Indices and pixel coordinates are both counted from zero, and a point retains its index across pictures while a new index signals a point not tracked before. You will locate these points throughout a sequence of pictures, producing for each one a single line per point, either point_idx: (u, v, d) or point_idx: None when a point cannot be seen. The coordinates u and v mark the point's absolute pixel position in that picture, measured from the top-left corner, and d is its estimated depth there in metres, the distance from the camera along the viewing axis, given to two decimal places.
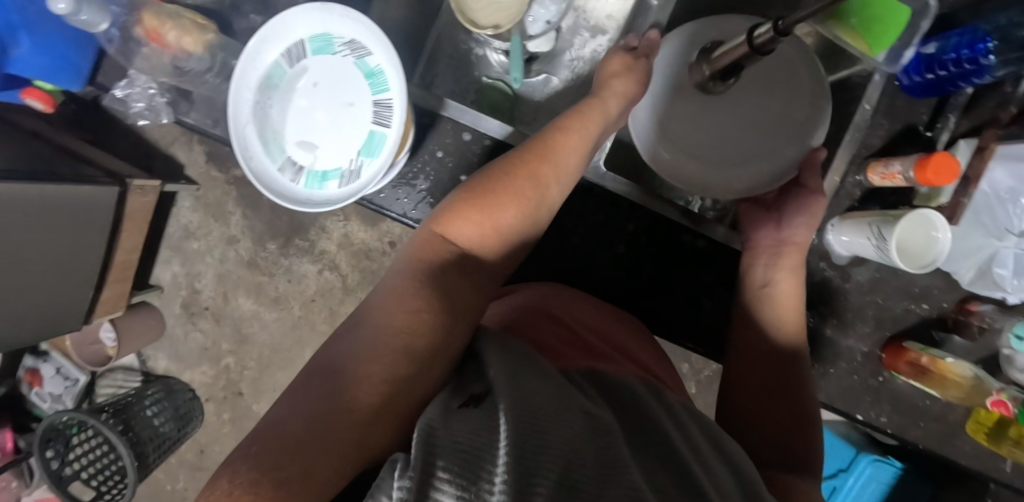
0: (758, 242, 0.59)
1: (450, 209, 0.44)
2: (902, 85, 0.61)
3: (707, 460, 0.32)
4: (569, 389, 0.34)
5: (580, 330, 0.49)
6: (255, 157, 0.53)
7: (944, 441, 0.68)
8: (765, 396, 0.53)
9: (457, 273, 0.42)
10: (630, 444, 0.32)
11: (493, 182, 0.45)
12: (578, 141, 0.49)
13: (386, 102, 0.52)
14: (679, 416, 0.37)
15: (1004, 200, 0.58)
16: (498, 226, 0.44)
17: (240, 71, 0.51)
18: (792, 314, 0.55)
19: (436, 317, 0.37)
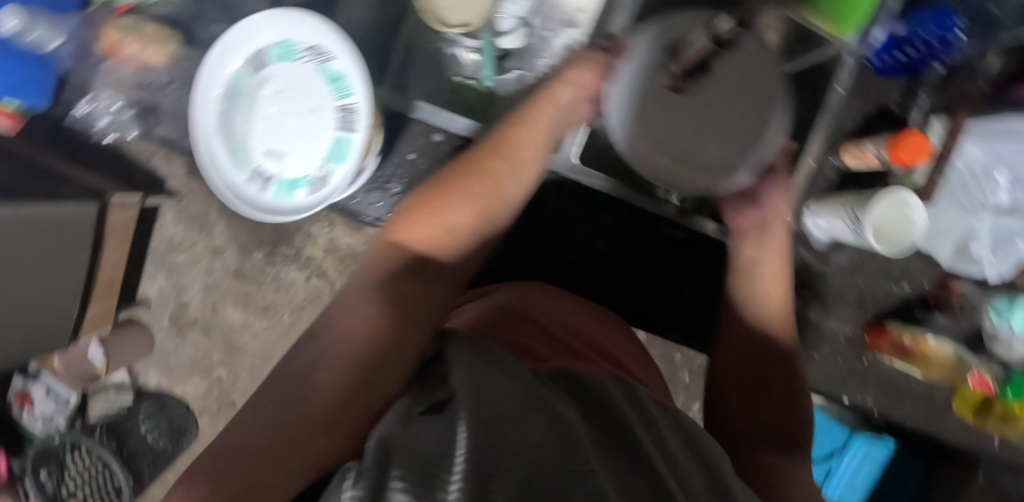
0: (740, 224, 0.55)
1: (404, 214, 0.46)
2: (873, 67, 0.59)
3: (675, 455, 0.33)
4: (537, 388, 0.34)
5: (553, 328, 0.49)
6: (222, 168, 0.53)
7: (931, 419, 0.68)
8: (749, 384, 0.52)
9: (413, 276, 0.42)
10: (596, 442, 0.32)
11: (446, 185, 0.47)
12: (528, 136, 0.50)
13: (350, 107, 0.50)
14: (648, 414, 0.37)
15: (978, 176, 0.59)
16: (450, 226, 0.45)
17: (202, 82, 0.52)
18: (777, 299, 0.53)
19: (393, 321, 0.38)
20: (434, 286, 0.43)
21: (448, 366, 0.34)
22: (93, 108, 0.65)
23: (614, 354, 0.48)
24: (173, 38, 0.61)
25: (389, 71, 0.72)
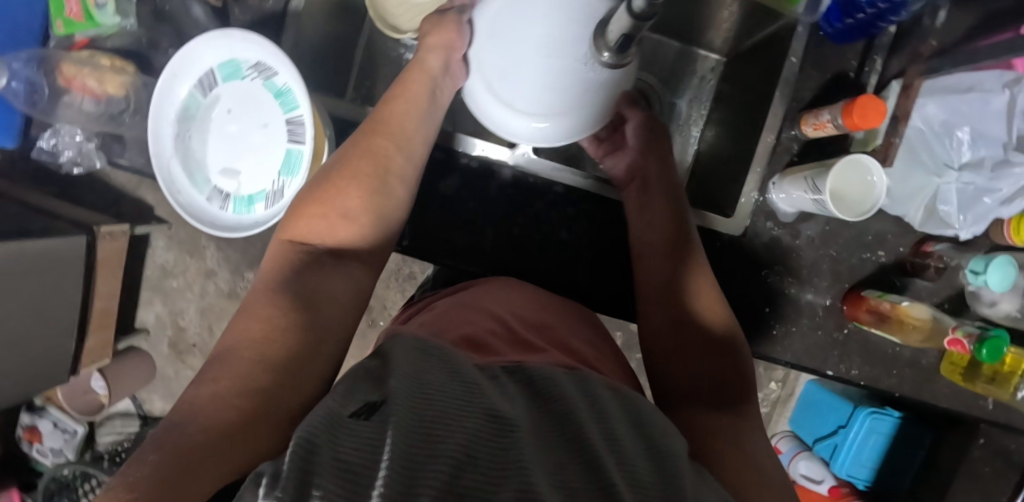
0: (619, 176, 0.62)
1: (298, 215, 0.49)
2: (827, 34, 0.60)
3: (622, 443, 0.32)
4: (479, 382, 0.34)
5: (510, 319, 0.49)
6: (182, 190, 0.54)
7: (920, 385, 0.67)
8: (690, 348, 0.51)
9: (316, 271, 0.45)
10: (537, 434, 0.31)
11: (336, 172, 0.50)
12: (404, 112, 0.53)
13: (297, 119, 0.51)
14: (600, 402, 0.36)
15: (939, 133, 0.56)
16: (340, 211, 0.48)
17: (155, 107, 0.53)
18: (680, 251, 0.55)
19: (295, 317, 0.40)
20: (339, 273, 0.46)
21: (389, 371, 0.33)
22: (55, 140, 0.66)
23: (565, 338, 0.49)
24: (128, 68, 0.63)
25: (352, 78, 0.72)
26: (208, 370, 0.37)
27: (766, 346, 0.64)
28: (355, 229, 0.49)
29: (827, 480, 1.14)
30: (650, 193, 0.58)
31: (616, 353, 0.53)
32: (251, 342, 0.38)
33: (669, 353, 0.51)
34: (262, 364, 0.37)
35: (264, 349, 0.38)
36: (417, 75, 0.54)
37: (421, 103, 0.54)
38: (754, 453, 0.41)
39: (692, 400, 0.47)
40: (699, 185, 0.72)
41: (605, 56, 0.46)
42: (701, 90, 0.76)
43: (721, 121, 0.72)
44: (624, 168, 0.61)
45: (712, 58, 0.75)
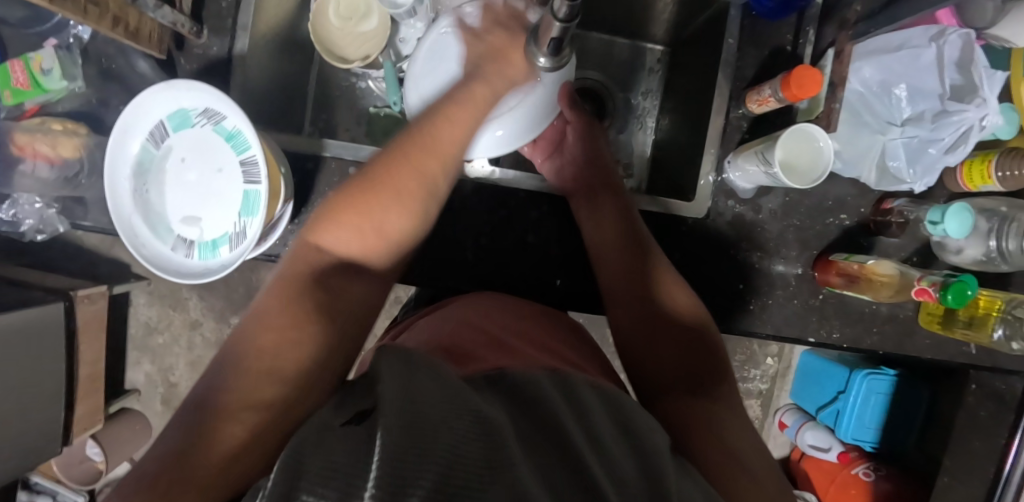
0: (567, 184, 0.62)
1: (327, 219, 0.44)
2: (759, 13, 0.62)
3: (606, 443, 0.29)
4: (461, 386, 0.30)
5: (489, 326, 0.47)
6: (146, 243, 0.54)
7: (901, 339, 0.68)
8: (664, 339, 0.51)
9: (338, 281, 0.43)
10: (520, 429, 0.28)
11: (376, 181, 0.44)
12: (464, 127, 0.48)
13: (250, 159, 0.52)
14: (578, 395, 0.33)
15: (879, 94, 0.57)
16: (376, 227, 0.44)
17: (109, 164, 0.53)
18: (636, 241, 0.56)
19: (305, 330, 0.39)
20: (355, 287, 0.43)
21: (373, 379, 0.30)
22: (15, 211, 0.68)
23: (543, 334, 0.48)
24: (80, 130, 0.64)
25: (308, 113, 0.74)
26: (217, 372, 0.37)
27: (745, 323, 0.65)
28: (387, 245, 0.44)
29: (835, 447, 1.15)
30: (595, 193, 0.60)
31: (590, 351, 0.52)
32: (258, 348, 0.38)
33: (639, 340, 0.52)
34: (267, 377, 0.36)
35: (284, 356, 0.37)
36: (483, 81, 0.50)
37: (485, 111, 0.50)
38: (739, 447, 0.40)
39: (674, 389, 0.47)
40: (660, 174, 0.74)
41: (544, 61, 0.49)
42: (648, 86, 0.78)
43: (674, 109, 0.73)
44: (571, 174, 0.63)
45: (657, 50, 0.77)
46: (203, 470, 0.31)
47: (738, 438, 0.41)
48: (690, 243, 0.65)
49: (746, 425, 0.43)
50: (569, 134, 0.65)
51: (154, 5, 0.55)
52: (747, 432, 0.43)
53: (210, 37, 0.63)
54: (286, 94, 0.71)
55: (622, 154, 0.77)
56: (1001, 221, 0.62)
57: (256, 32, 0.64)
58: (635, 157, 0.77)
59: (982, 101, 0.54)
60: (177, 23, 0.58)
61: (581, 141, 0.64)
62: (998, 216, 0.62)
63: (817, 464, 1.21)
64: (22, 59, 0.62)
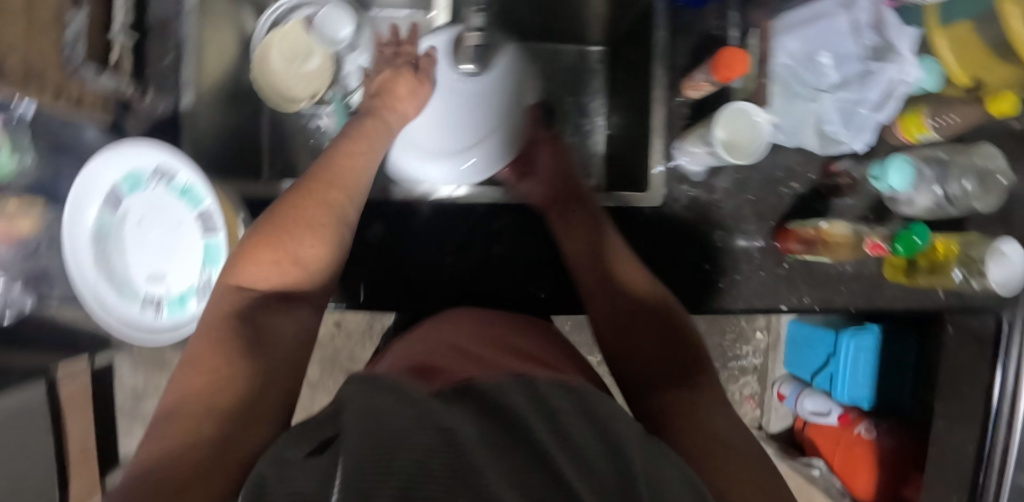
0: (537, 197, 0.65)
1: (245, 258, 0.47)
2: (684, 4, 0.64)
3: (574, 434, 0.27)
4: (428, 406, 0.30)
5: (461, 340, 0.47)
6: (114, 307, 0.54)
7: (871, 295, 0.70)
8: (639, 332, 0.53)
9: (266, 314, 0.45)
10: (489, 425, 0.29)
11: (285, 217, 0.49)
12: (360, 159, 0.56)
13: (207, 210, 0.53)
14: (544, 393, 0.32)
15: (806, 64, 0.59)
16: (295, 256, 0.48)
17: (67, 237, 0.53)
18: (598, 238, 0.58)
19: (240, 363, 0.40)
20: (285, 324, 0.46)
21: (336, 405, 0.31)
22: None
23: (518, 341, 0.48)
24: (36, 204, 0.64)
25: (264, 160, 0.76)
26: (160, 425, 0.36)
27: (716, 302, 0.66)
28: (311, 272, 0.49)
29: (834, 410, 1.16)
30: (570, 207, 0.62)
31: (568, 354, 0.53)
32: (198, 385, 0.38)
33: (615, 335, 0.54)
34: (209, 414, 0.36)
35: (244, 388, 0.39)
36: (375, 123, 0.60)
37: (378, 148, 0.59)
38: (720, 430, 0.41)
39: (655, 382, 0.48)
40: (617, 169, 0.76)
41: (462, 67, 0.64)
42: (594, 89, 0.81)
43: (620, 106, 0.76)
44: (543, 191, 0.65)
45: (595, 50, 0.80)
46: (178, 488, 0.30)
47: (713, 420, 0.42)
48: (653, 231, 0.67)
49: (723, 408, 0.45)
50: (538, 153, 0.68)
51: (95, 73, 0.56)
52: (723, 412, 0.43)
53: (155, 96, 0.63)
54: (239, 142, 0.72)
55: (580, 156, 0.80)
56: (942, 168, 0.65)
57: (201, 85, 0.63)
58: (591, 158, 0.80)
59: (899, 56, 0.56)
60: (120, 88, 0.59)
61: (550, 164, 0.67)
62: (937, 163, 0.66)
63: (823, 429, 1.21)
64: None
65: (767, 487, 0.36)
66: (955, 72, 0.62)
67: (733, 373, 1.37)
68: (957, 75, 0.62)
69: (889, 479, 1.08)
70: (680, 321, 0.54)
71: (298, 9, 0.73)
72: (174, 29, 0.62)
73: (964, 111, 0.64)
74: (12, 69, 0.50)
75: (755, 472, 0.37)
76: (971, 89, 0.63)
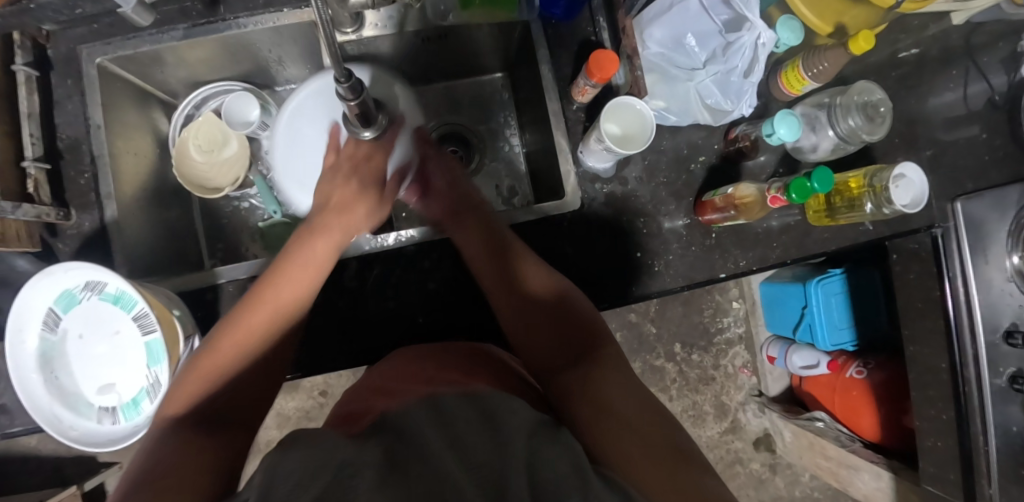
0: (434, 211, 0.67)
1: (186, 381, 0.51)
2: (556, 20, 0.69)
3: (464, 438, 0.35)
4: (336, 444, 0.36)
5: (383, 384, 0.53)
6: (69, 424, 0.55)
7: (803, 244, 0.73)
8: (541, 329, 0.59)
9: (202, 420, 0.48)
10: (386, 456, 0.34)
11: (219, 343, 0.53)
12: (296, 273, 0.58)
13: (141, 312, 0.55)
14: (446, 410, 0.39)
15: (675, 47, 0.64)
16: (229, 376, 0.52)
17: (13, 368, 0.54)
18: (502, 250, 0.62)
19: (171, 457, 0.44)
20: (213, 428, 0.48)
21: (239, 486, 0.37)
22: None
23: (432, 368, 0.54)
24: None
25: (204, 251, 0.79)
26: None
27: (655, 285, 0.69)
28: (243, 381, 0.53)
29: (822, 361, 1.18)
30: (464, 215, 0.65)
31: (491, 363, 0.57)
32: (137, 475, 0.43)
33: (519, 328, 0.60)
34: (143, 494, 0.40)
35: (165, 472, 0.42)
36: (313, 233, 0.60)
37: (323, 266, 0.59)
38: (615, 401, 0.48)
39: (561, 367, 0.55)
40: (540, 182, 0.79)
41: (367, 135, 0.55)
42: (504, 112, 0.85)
43: (528, 123, 0.80)
44: (443, 203, 0.67)
45: (498, 76, 0.84)
46: None
47: (613, 394, 0.49)
48: (583, 234, 0.70)
49: (622, 384, 0.51)
50: (432, 166, 0.68)
51: (13, 206, 0.58)
52: (616, 389, 0.50)
53: (79, 215, 0.65)
54: (175, 241, 0.74)
55: (506, 179, 0.83)
56: (828, 112, 0.70)
57: (122, 195, 0.66)
58: (516, 178, 0.83)
59: (751, 24, 0.60)
60: (43, 215, 0.61)
61: (441, 175, 0.68)
62: (824, 109, 0.71)
63: (818, 380, 1.23)
64: None
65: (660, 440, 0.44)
66: (815, 22, 0.69)
67: (720, 348, 1.38)
68: (818, 25, 0.69)
69: (889, 415, 1.08)
70: (577, 304, 0.60)
71: (206, 103, 0.78)
72: (86, 147, 0.65)
73: (832, 55, 0.66)
74: None
75: (648, 427, 0.45)
76: (833, 35, 0.69)
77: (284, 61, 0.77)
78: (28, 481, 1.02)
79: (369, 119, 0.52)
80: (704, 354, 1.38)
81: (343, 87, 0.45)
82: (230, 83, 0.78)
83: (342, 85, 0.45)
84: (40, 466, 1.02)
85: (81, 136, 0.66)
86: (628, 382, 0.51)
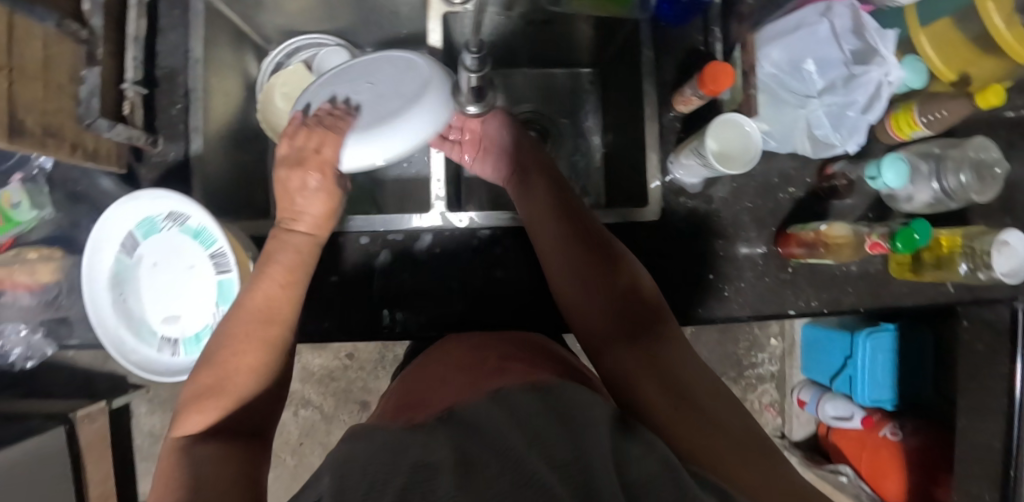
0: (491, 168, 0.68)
1: (188, 410, 0.46)
2: (667, 23, 0.67)
3: (543, 437, 0.33)
4: (406, 439, 0.36)
5: (443, 372, 0.51)
6: (132, 349, 0.56)
7: (882, 295, 0.69)
8: (598, 303, 0.56)
9: (217, 449, 0.43)
10: (462, 449, 0.34)
11: (213, 370, 0.48)
12: (282, 278, 0.52)
13: (219, 251, 0.55)
14: (517, 405, 0.38)
15: (791, 72, 0.62)
16: (236, 400, 0.47)
17: (87, 285, 0.55)
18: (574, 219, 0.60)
19: (199, 485, 0.39)
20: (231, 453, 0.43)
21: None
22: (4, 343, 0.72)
23: (489, 357, 0.52)
24: (56, 254, 0.66)
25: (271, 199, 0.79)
26: None
27: (721, 309, 0.67)
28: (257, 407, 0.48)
29: (856, 414, 1.12)
30: (527, 175, 0.64)
31: (540, 347, 0.56)
32: None
33: (573, 296, 0.57)
34: None
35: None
36: (302, 236, 0.54)
37: (302, 268, 0.53)
38: (687, 388, 0.46)
39: (613, 340, 0.53)
40: (615, 185, 0.77)
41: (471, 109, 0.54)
42: (588, 107, 0.83)
43: (611, 123, 0.78)
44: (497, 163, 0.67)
45: (587, 72, 0.83)
46: None
47: (681, 382, 0.47)
48: (655, 244, 0.68)
49: (689, 360, 0.50)
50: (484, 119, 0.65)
51: (109, 125, 0.58)
52: (682, 372, 0.48)
53: (165, 144, 0.65)
54: (247, 184, 0.74)
55: (580, 175, 0.81)
56: (936, 162, 0.66)
57: (208, 131, 0.66)
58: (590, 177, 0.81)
59: (881, 59, 0.59)
60: (133, 139, 0.61)
61: (502, 128, 0.66)
62: (931, 159, 0.66)
63: (847, 434, 1.17)
64: None
65: (727, 434, 0.42)
66: (939, 68, 0.65)
67: (750, 382, 1.29)
68: (941, 70, 0.65)
69: (919, 484, 1.04)
70: (633, 283, 0.55)
71: (297, 53, 0.77)
72: (182, 79, 0.66)
73: (951, 106, 0.62)
74: (32, 128, 0.53)
75: (724, 425, 0.43)
76: (955, 84, 0.65)
77: (382, 24, 0.76)
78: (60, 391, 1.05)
79: (481, 93, 0.52)
80: (732, 385, 1.30)
81: (472, 57, 0.47)
82: (323, 38, 0.77)
83: (469, 55, 0.46)
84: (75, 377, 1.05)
85: (180, 67, 0.66)
86: (687, 360, 0.50)
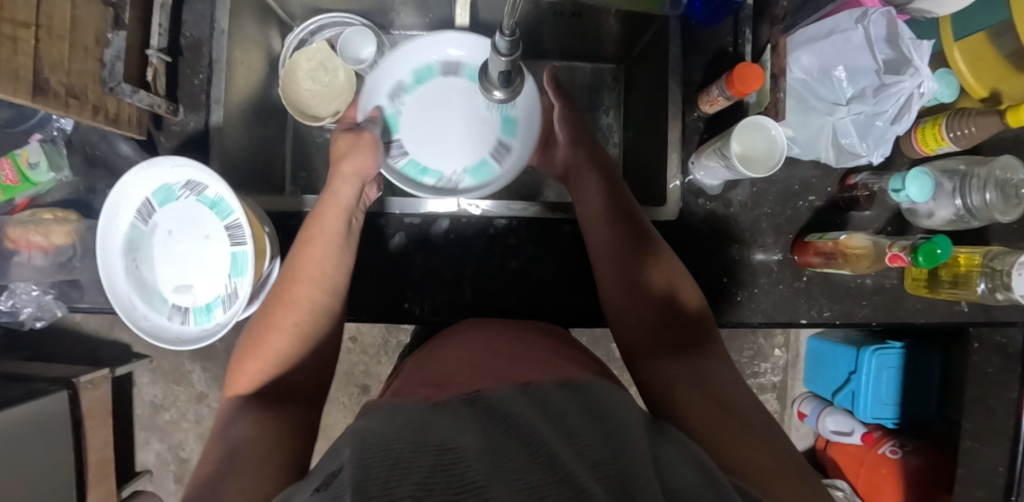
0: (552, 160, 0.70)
1: (240, 363, 0.52)
2: (697, 22, 0.67)
3: (575, 431, 0.33)
4: (435, 418, 0.36)
5: (466, 350, 0.51)
6: (143, 316, 0.56)
7: (895, 311, 0.69)
8: (645, 311, 0.57)
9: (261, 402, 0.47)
10: (488, 437, 0.33)
11: (262, 327, 0.53)
12: (320, 246, 0.55)
13: (234, 222, 0.55)
14: (549, 396, 0.39)
15: (821, 79, 0.61)
16: (278, 357, 0.51)
17: (102, 250, 0.55)
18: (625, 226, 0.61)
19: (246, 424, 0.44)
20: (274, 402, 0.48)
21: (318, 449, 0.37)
22: (14, 301, 0.72)
23: (514, 344, 0.51)
24: (71, 216, 0.66)
25: (287, 176, 0.79)
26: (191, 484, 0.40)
27: (733, 314, 0.66)
28: (304, 367, 0.52)
29: (857, 429, 1.11)
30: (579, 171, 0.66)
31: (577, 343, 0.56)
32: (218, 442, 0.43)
33: (617, 300, 0.59)
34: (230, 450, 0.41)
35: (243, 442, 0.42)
36: (331, 205, 0.57)
37: (337, 234, 0.56)
38: (727, 399, 0.46)
39: (656, 352, 0.54)
40: (632, 183, 0.76)
41: (499, 95, 0.54)
42: (609, 103, 0.82)
43: (632, 121, 0.78)
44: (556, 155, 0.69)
45: (611, 67, 0.82)
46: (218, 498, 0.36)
47: (721, 392, 0.47)
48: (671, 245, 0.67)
49: (731, 375, 0.50)
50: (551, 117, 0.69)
51: (132, 90, 0.58)
52: (722, 382, 0.49)
53: (186, 114, 0.65)
54: (265, 159, 0.74)
55: None
56: (962, 179, 0.64)
57: (230, 104, 0.66)
58: None
59: (915, 70, 0.58)
60: (154, 106, 0.61)
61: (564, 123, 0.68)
62: (957, 176, 0.64)
63: (846, 449, 1.16)
64: (8, 156, 0.66)
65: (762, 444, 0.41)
66: (972, 84, 0.64)
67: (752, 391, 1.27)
68: (974, 87, 0.64)
69: None
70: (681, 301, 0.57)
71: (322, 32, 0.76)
72: (207, 48, 0.65)
73: (980, 121, 0.61)
74: (55, 87, 0.53)
75: (760, 436, 0.42)
76: (986, 101, 0.65)
77: (409, 6, 0.76)
78: (64, 355, 1.05)
79: (510, 79, 0.52)
80: None
81: (504, 41, 0.46)
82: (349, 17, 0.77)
83: (501, 37, 0.45)
84: (79, 343, 1.05)
85: (205, 37, 0.66)
86: (727, 373, 0.51)
